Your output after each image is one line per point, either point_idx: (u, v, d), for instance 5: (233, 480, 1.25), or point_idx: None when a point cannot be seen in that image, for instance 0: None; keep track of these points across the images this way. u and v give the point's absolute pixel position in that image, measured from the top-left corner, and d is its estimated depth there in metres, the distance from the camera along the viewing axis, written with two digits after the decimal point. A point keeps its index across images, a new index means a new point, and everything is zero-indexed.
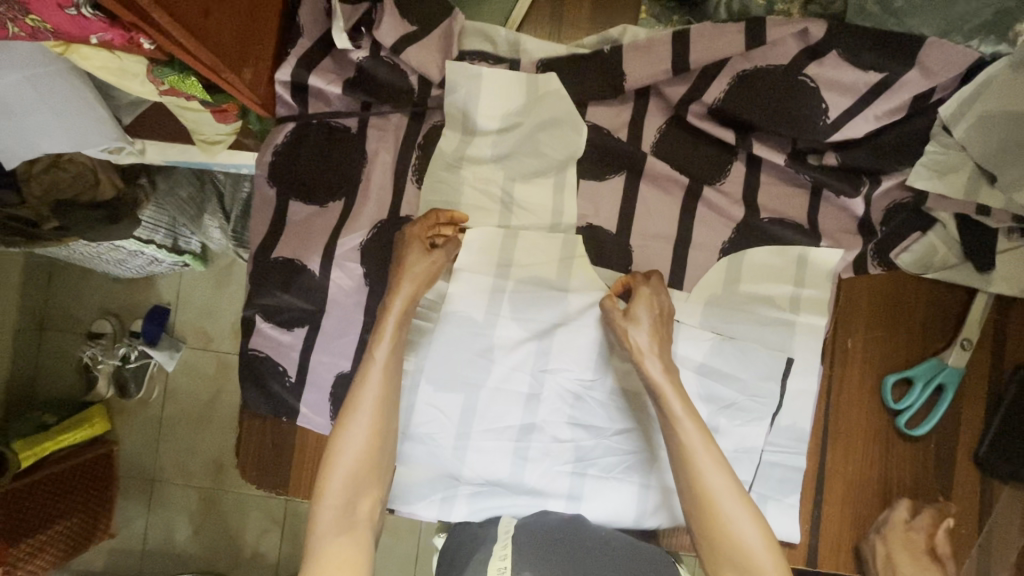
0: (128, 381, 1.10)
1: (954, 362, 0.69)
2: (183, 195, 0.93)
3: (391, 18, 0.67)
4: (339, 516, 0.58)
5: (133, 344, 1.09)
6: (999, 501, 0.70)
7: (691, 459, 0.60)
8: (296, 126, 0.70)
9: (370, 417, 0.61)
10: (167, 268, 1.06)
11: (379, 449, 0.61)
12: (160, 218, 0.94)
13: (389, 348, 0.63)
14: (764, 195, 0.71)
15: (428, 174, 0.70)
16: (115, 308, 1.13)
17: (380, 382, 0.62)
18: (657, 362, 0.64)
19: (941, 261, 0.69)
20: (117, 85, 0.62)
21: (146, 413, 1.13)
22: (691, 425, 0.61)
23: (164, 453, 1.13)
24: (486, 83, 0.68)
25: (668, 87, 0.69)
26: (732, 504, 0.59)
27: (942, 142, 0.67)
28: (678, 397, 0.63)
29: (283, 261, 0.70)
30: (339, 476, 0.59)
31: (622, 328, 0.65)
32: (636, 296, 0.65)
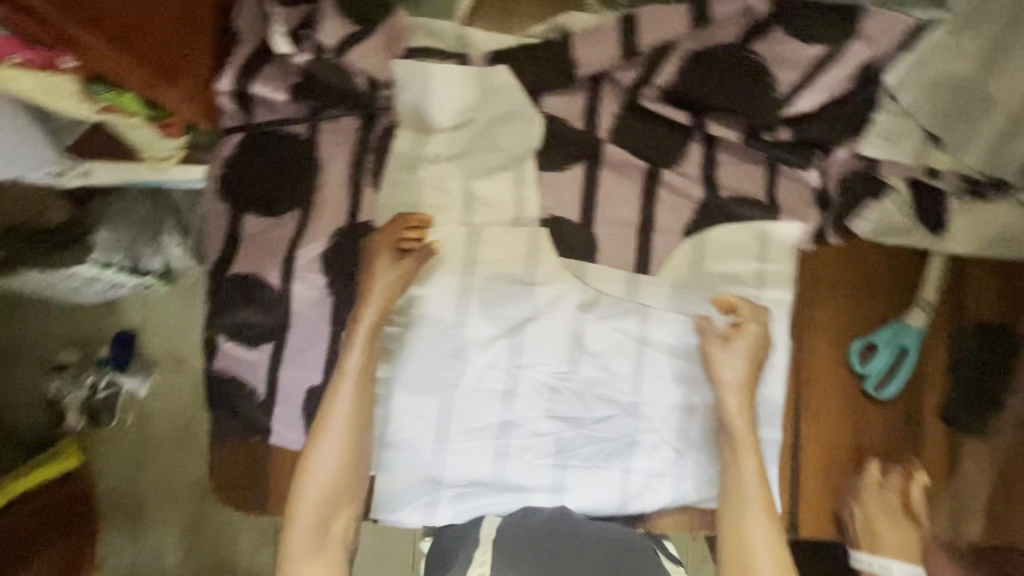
0: (99, 411, 1.04)
1: (916, 323, 0.70)
2: (137, 216, 0.89)
3: (332, 18, 0.65)
4: (312, 534, 0.58)
5: (101, 372, 1.03)
6: (964, 454, 0.73)
7: (745, 509, 0.63)
8: (243, 136, 0.68)
9: (342, 435, 0.60)
10: (130, 290, 0.98)
11: (351, 467, 0.60)
12: (116, 241, 0.88)
13: (361, 359, 0.61)
14: (724, 174, 0.71)
15: (386, 173, 0.68)
16: (79, 337, 1.07)
17: (352, 396, 0.60)
18: (737, 399, 0.66)
19: (897, 226, 0.71)
20: (47, 104, 0.58)
21: (122, 442, 1.08)
22: (753, 481, 0.64)
23: (145, 480, 1.08)
24: (436, 79, 0.67)
25: (619, 73, 0.68)
26: (766, 555, 0.60)
27: (890, 109, 0.69)
28: (748, 435, 0.65)
29: (242, 276, 0.67)
30: (311, 494, 0.58)
31: (716, 357, 0.66)
32: (743, 332, 0.66)
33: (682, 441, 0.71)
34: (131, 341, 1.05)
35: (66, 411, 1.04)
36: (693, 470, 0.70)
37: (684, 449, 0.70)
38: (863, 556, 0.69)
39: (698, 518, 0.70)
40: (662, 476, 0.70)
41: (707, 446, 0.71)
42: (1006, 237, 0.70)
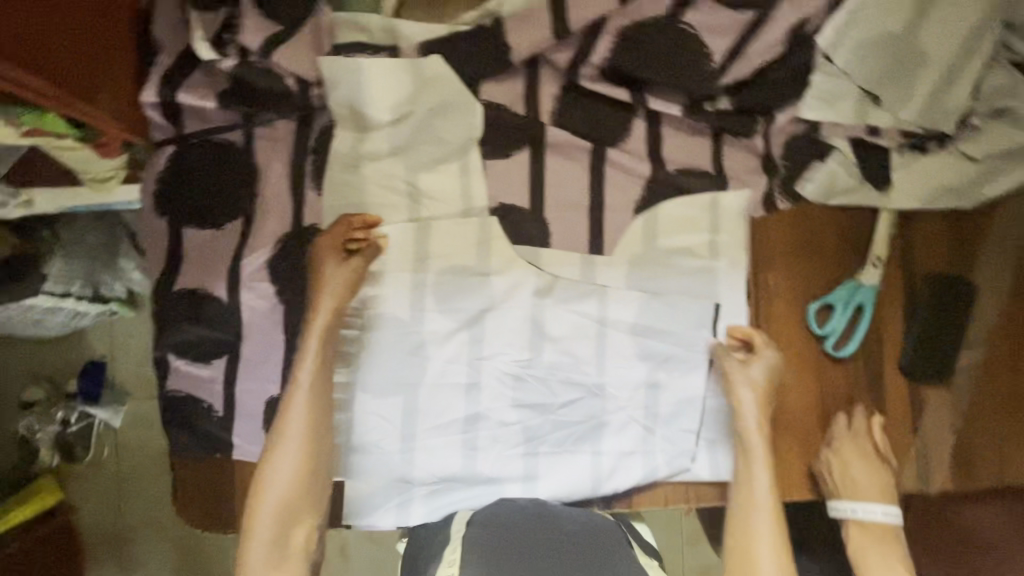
0: (73, 445, 1.02)
1: (870, 281, 0.71)
2: (92, 241, 0.87)
3: (253, 20, 0.63)
4: (270, 550, 0.57)
5: (72, 406, 1.01)
6: (928, 403, 0.74)
7: (751, 520, 0.65)
8: (175, 148, 0.66)
9: (299, 444, 0.59)
10: (94, 319, 0.93)
11: (308, 480, 0.59)
12: (74, 270, 0.85)
13: (313, 368, 0.60)
14: (669, 148, 0.70)
15: (327, 178, 0.67)
16: (44, 372, 1.04)
17: (305, 408, 0.59)
18: (756, 417, 0.67)
19: (844, 186, 0.71)
20: None
21: (100, 475, 1.04)
22: (766, 497, 0.65)
23: (129, 511, 1.04)
24: (368, 74, 0.65)
25: (554, 54, 0.68)
26: (769, 561, 0.62)
27: (827, 71, 0.69)
28: (763, 458, 0.67)
29: (188, 292, 0.66)
30: (268, 509, 0.58)
31: (737, 379, 0.68)
32: (758, 354, 0.68)
33: (650, 418, 0.71)
34: (104, 368, 1.02)
35: (38, 448, 1.01)
36: (663, 445, 0.71)
37: (653, 426, 0.71)
38: (844, 503, 0.71)
39: (668, 490, 0.72)
40: (633, 454, 0.70)
41: (673, 420, 0.71)
42: (952, 187, 0.71)
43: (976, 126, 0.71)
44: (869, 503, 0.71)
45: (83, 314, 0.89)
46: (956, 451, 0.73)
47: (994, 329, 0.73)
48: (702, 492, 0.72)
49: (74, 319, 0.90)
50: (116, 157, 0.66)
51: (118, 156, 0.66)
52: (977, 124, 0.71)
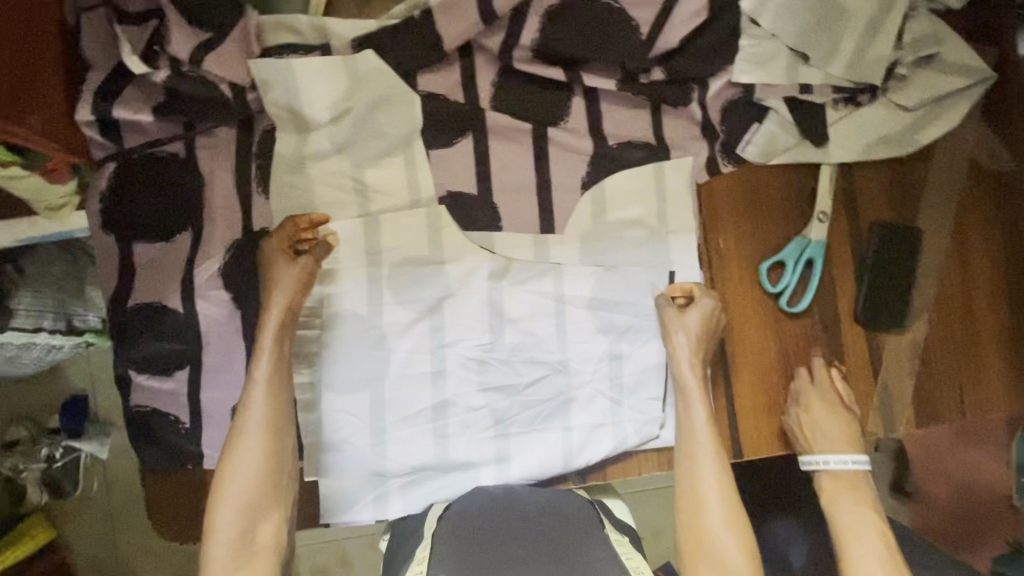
0: (60, 481, 1.00)
1: (817, 236, 0.73)
2: (58, 271, 0.83)
3: (180, 30, 0.64)
4: (234, 548, 0.58)
5: (55, 442, 0.99)
6: (886, 349, 0.75)
7: (696, 456, 0.66)
8: (116, 164, 0.66)
9: (258, 441, 0.61)
10: (70, 352, 0.90)
11: (273, 470, 0.61)
12: (41, 303, 0.81)
13: (269, 364, 0.62)
14: (609, 122, 0.72)
15: (273, 182, 0.67)
16: (26, 411, 1.02)
17: (265, 400, 0.61)
18: (689, 359, 0.68)
19: (784, 145, 0.73)
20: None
21: (91, 509, 1.03)
22: (706, 430, 0.67)
23: (124, 543, 1.03)
24: (303, 74, 0.66)
25: (485, 40, 0.69)
26: (715, 498, 0.64)
27: (753, 34, 0.71)
28: (700, 396, 0.68)
29: (142, 306, 0.66)
30: (231, 504, 0.59)
31: (673, 326, 0.69)
32: (695, 303, 0.69)
33: (616, 389, 0.72)
34: (85, 404, 1.00)
35: (24, 487, 0.99)
36: (631, 415, 0.71)
37: (620, 397, 0.72)
38: (817, 456, 0.72)
39: (640, 459, 0.73)
40: (602, 426, 0.71)
41: (638, 389, 0.72)
42: (886, 137, 0.73)
43: (904, 75, 0.73)
44: (840, 454, 0.73)
45: (58, 348, 0.86)
46: (918, 394, 0.75)
47: (945, 272, 0.75)
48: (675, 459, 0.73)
49: (48, 354, 0.88)
50: (67, 181, 0.67)
51: (70, 180, 0.67)
52: (904, 72, 0.72)
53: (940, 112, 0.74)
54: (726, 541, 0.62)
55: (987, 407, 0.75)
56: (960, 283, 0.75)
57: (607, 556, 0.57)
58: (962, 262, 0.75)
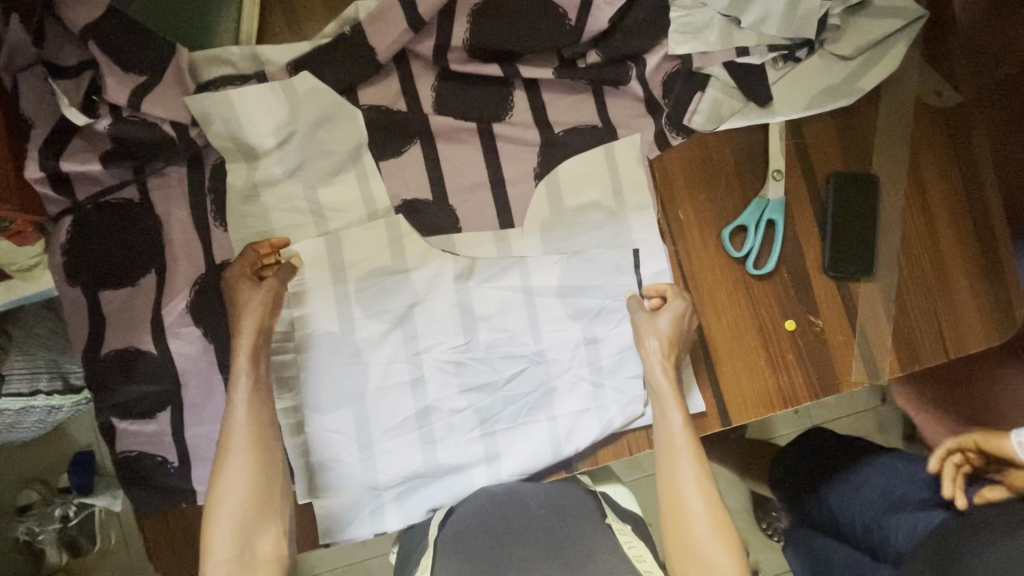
0: (77, 538, 1.00)
1: (773, 196, 0.73)
2: (46, 331, 0.85)
3: (114, 75, 0.65)
4: (233, 568, 0.56)
5: (67, 500, 0.99)
6: (860, 297, 0.75)
7: (675, 463, 0.63)
8: (73, 217, 0.67)
9: (245, 458, 0.59)
10: (70, 411, 0.90)
11: (262, 494, 0.59)
12: (34, 364, 0.81)
13: (249, 383, 0.61)
14: (553, 111, 0.73)
15: (230, 214, 0.68)
16: (36, 474, 1.02)
17: (247, 421, 0.60)
18: (662, 354, 0.67)
19: (728, 110, 0.74)
20: None
21: (111, 564, 1.02)
22: (685, 438, 0.64)
23: None
24: (244, 104, 0.67)
25: (418, 46, 0.70)
26: (698, 504, 0.60)
27: (681, 5, 0.72)
28: (676, 399, 0.66)
29: (116, 353, 0.66)
30: (222, 530, 0.57)
31: (644, 330, 0.68)
32: (667, 304, 0.69)
33: (596, 373, 0.72)
34: (91, 458, 1.00)
35: (44, 549, 1.00)
36: (614, 396, 0.71)
37: (601, 379, 0.72)
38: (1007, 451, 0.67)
39: (630, 438, 0.72)
40: (587, 411, 0.71)
41: (618, 369, 0.72)
42: (828, 88, 0.74)
43: (837, 25, 0.74)
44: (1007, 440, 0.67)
45: (57, 409, 0.85)
46: (896, 338, 0.74)
47: (906, 212, 0.75)
48: None
49: (48, 416, 0.87)
50: (35, 243, 0.68)
51: (37, 242, 0.68)
52: (837, 22, 0.73)
53: (879, 57, 0.75)
54: (711, 544, 0.58)
55: (968, 340, 0.75)
56: (923, 221, 0.75)
57: (609, 552, 0.57)
58: (922, 200, 0.75)
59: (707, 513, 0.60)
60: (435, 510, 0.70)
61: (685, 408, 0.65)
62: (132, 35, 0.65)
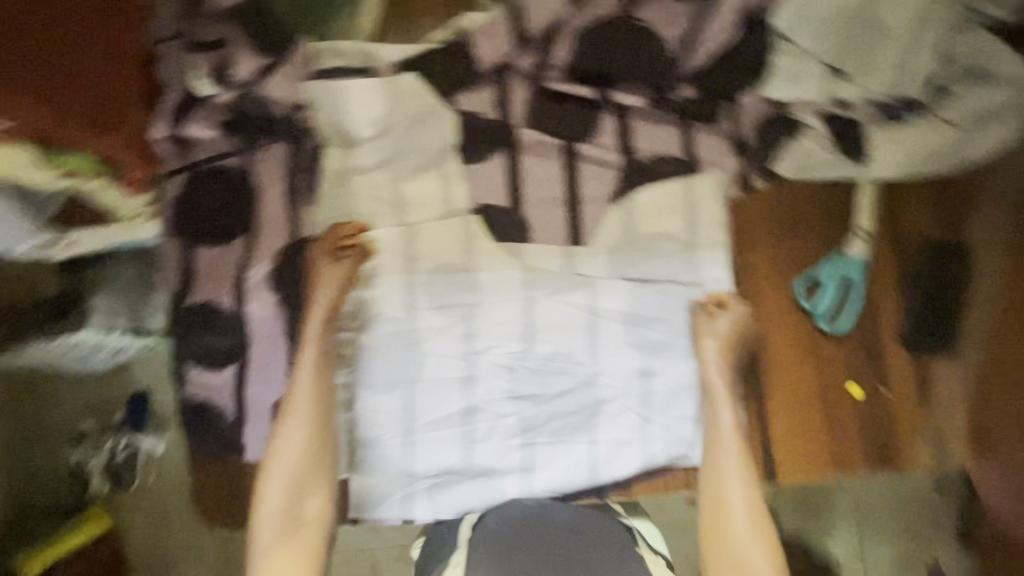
0: (122, 471, 1.00)
1: (855, 254, 0.71)
2: (130, 276, 0.90)
3: (246, 54, 0.71)
4: (282, 520, 0.60)
5: (121, 433, 0.99)
6: (936, 370, 0.72)
7: (723, 488, 0.62)
8: (184, 177, 0.73)
9: (307, 416, 0.63)
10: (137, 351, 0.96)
11: (317, 454, 0.63)
12: (116, 305, 0.89)
13: (316, 347, 0.65)
14: (640, 138, 0.73)
15: (320, 191, 0.73)
16: (99, 403, 1.02)
17: (312, 382, 0.64)
18: (718, 368, 0.66)
19: (819, 159, 0.72)
20: (15, 180, 0.59)
21: (150, 504, 1.02)
22: (734, 460, 0.63)
23: (171, 543, 1.01)
24: (354, 94, 0.73)
25: (519, 60, 0.73)
26: (743, 521, 0.61)
27: (787, 51, 0.71)
28: (727, 399, 0.66)
29: (200, 305, 0.72)
30: (278, 478, 0.61)
31: (702, 331, 0.68)
32: (727, 308, 0.68)
33: (646, 406, 0.71)
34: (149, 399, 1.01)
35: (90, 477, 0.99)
36: (661, 433, 0.71)
37: (650, 414, 0.71)
38: None
39: (670, 477, 0.73)
40: (630, 443, 0.71)
41: (669, 407, 0.71)
42: (930, 151, 0.71)
43: (952, 92, 0.71)
44: None
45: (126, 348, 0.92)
46: (972, 419, 0.71)
47: None
48: None
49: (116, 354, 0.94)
50: (144, 196, 0.70)
51: (146, 195, 0.70)
52: (952, 88, 0.71)
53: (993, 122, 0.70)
54: (748, 541, 0.60)
55: None
56: None
57: None
58: None
59: (754, 537, 0.60)
60: (464, 511, 0.71)
61: (735, 408, 0.65)
62: (269, 22, 0.73)
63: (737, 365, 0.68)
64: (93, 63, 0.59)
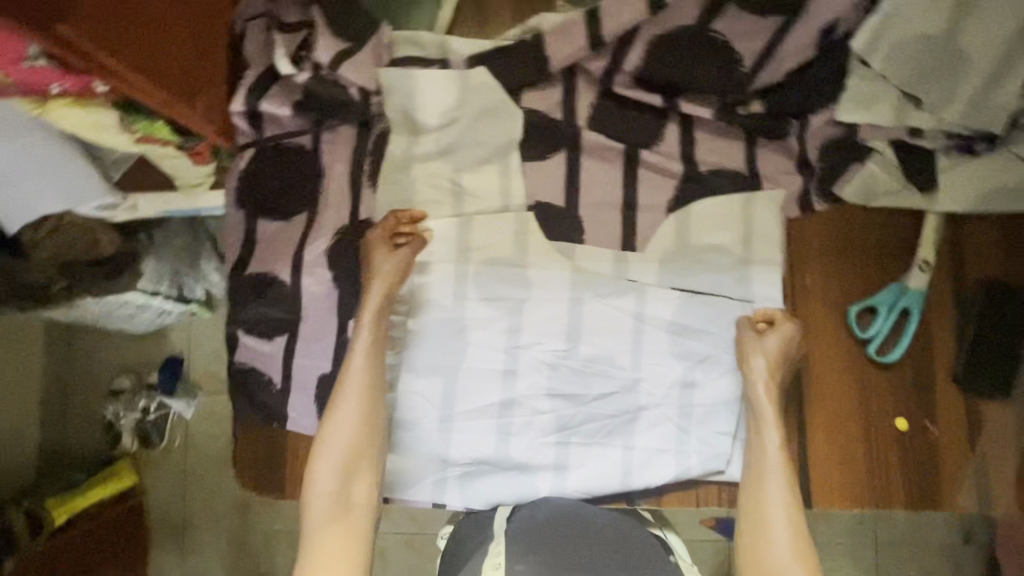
0: (150, 432, 1.10)
1: (915, 285, 0.70)
2: (179, 245, 0.94)
3: (325, 37, 0.73)
4: (333, 504, 0.64)
5: (152, 396, 1.08)
6: (987, 416, 0.70)
7: (763, 514, 0.63)
8: (254, 151, 0.76)
9: (357, 402, 0.66)
10: (176, 318, 1.02)
11: (367, 440, 0.66)
12: (163, 270, 0.92)
13: (370, 335, 0.67)
14: (701, 150, 0.73)
15: (382, 175, 0.75)
16: (132, 364, 1.12)
17: (363, 369, 0.66)
18: (767, 389, 0.66)
19: (884, 188, 0.71)
20: (95, 141, 0.65)
21: (170, 463, 1.12)
22: (778, 488, 0.64)
23: (191, 499, 1.11)
24: (424, 83, 0.74)
25: (589, 63, 0.74)
26: (785, 549, 0.61)
27: (862, 74, 0.71)
28: (774, 426, 0.66)
29: (258, 275, 0.74)
30: (330, 463, 0.65)
31: (751, 348, 0.67)
32: (776, 327, 0.67)
33: (685, 416, 0.71)
34: (180, 367, 1.09)
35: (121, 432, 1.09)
36: (697, 446, 0.71)
37: (688, 425, 0.71)
38: None
39: (702, 491, 0.72)
40: (666, 452, 0.71)
41: (708, 421, 0.71)
42: (1002, 189, 0.70)
43: None
44: None
45: (167, 314, 0.98)
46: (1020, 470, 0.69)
47: None
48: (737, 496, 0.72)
49: (159, 317, 1.00)
50: (209, 163, 0.76)
51: (210, 163, 0.76)
52: None
53: None
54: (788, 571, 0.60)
55: None
56: None
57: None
58: None
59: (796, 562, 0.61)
60: (496, 503, 0.72)
61: (783, 434, 0.66)
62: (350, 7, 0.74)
63: (784, 386, 0.68)
64: (180, 39, 0.62)
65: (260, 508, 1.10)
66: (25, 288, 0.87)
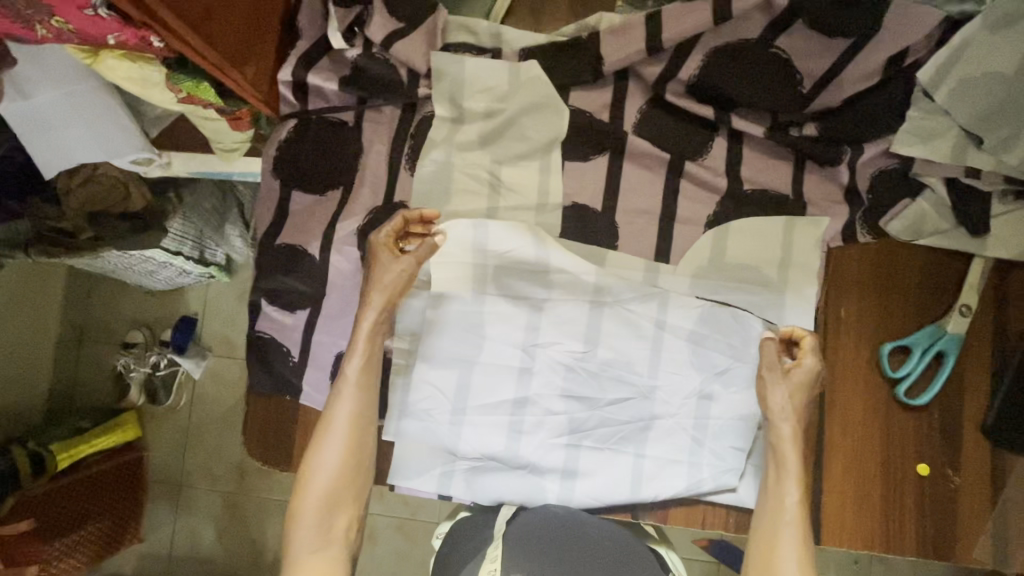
0: (157, 389, 1.11)
1: (953, 329, 0.68)
2: (208, 207, 0.94)
3: (381, 16, 0.73)
4: (315, 535, 0.64)
5: (164, 352, 1.10)
6: (1014, 470, 0.67)
7: (775, 562, 0.60)
8: (296, 122, 0.76)
9: (344, 433, 0.65)
10: (194, 279, 1.04)
11: (350, 471, 0.65)
12: (188, 230, 0.92)
13: (362, 362, 0.66)
14: (748, 168, 0.72)
15: (419, 160, 0.73)
16: (146, 319, 1.13)
17: (354, 396, 0.66)
18: (791, 426, 0.64)
19: (932, 227, 0.69)
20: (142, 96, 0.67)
21: (175, 421, 1.13)
22: (792, 532, 0.61)
23: (191, 459, 1.13)
24: (473, 71, 0.73)
25: (644, 68, 0.72)
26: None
27: (924, 107, 0.68)
28: (793, 478, 0.63)
29: (287, 246, 0.74)
30: (314, 496, 0.64)
31: (770, 386, 0.65)
32: (801, 361, 0.65)
33: (699, 429, 0.70)
34: (194, 325, 1.11)
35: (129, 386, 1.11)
36: (710, 460, 0.69)
37: (702, 439, 0.70)
38: None
39: (707, 512, 0.70)
40: (677, 463, 0.70)
41: (722, 436, 0.70)
42: None
43: None
44: None
45: (186, 273, 1.00)
46: None
47: None
48: (744, 520, 0.70)
49: (178, 275, 1.00)
50: (246, 130, 0.77)
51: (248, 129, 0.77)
52: None
53: None
54: None
55: None
56: None
57: None
58: None
59: None
60: (502, 500, 0.71)
61: (801, 484, 0.63)
62: None
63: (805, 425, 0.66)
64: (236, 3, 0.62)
65: (258, 476, 1.11)
66: (49, 237, 0.86)
